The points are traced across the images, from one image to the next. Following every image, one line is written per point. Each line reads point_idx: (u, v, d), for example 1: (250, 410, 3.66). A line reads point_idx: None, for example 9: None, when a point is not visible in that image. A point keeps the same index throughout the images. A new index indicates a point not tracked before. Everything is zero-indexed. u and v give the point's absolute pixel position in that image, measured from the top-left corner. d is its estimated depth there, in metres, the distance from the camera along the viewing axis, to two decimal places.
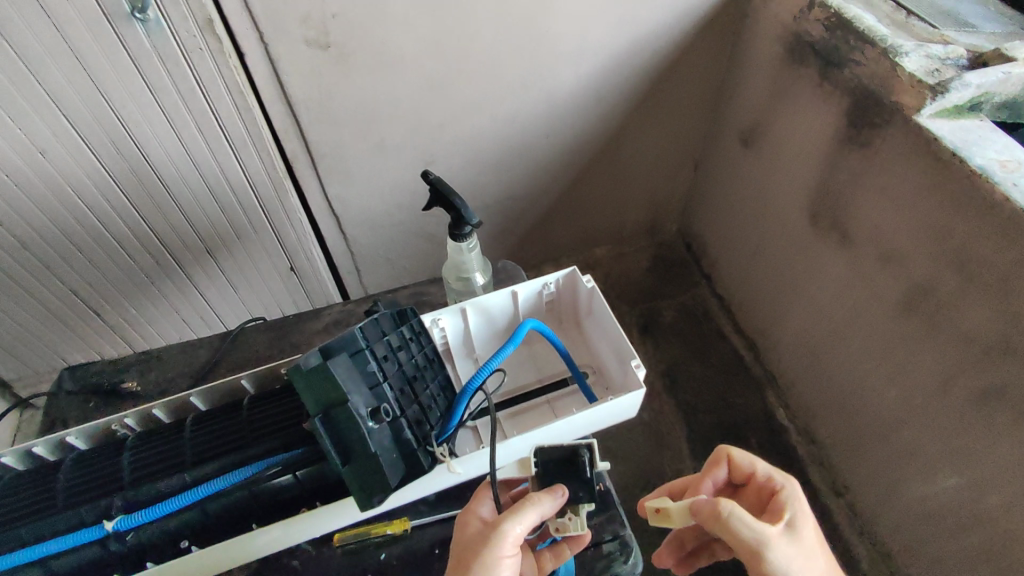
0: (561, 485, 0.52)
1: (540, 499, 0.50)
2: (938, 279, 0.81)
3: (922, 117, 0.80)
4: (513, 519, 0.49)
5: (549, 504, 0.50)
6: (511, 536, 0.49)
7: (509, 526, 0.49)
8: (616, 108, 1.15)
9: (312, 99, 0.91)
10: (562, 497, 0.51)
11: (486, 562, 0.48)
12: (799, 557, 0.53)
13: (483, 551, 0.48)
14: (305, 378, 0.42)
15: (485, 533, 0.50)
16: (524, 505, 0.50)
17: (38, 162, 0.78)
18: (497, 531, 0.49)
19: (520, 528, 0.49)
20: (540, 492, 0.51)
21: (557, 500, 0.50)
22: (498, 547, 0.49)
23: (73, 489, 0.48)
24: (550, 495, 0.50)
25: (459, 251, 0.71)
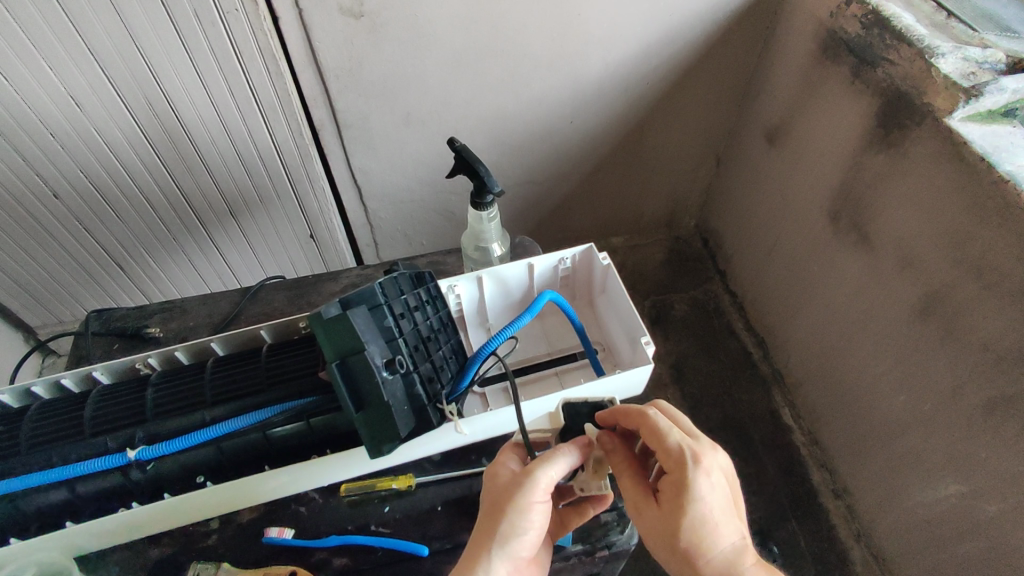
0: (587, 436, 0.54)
1: (569, 448, 0.52)
2: (955, 286, 0.81)
3: (953, 121, 0.79)
4: (545, 465, 0.50)
5: (575, 453, 0.52)
6: (543, 483, 0.50)
7: (541, 472, 0.50)
8: (642, 98, 1.14)
9: (343, 67, 0.92)
10: (586, 446, 0.52)
11: (519, 507, 0.50)
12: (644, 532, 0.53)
13: (515, 496, 0.50)
14: (324, 326, 0.44)
15: (518, 482, 0.51)
16: (555, 454, 0.51)
17: (75, 113, 0.81)
18: (529, 478, 0.50)
19: (552, 476, 0.50)
20: (568, 443, 0.52)
21: (583, 450, 0.52)
22: (531, 493, 0.50)
23: (99, 418, 0.50)
24: (578, 445, 0.52)
25: (479, 221, 0.72)
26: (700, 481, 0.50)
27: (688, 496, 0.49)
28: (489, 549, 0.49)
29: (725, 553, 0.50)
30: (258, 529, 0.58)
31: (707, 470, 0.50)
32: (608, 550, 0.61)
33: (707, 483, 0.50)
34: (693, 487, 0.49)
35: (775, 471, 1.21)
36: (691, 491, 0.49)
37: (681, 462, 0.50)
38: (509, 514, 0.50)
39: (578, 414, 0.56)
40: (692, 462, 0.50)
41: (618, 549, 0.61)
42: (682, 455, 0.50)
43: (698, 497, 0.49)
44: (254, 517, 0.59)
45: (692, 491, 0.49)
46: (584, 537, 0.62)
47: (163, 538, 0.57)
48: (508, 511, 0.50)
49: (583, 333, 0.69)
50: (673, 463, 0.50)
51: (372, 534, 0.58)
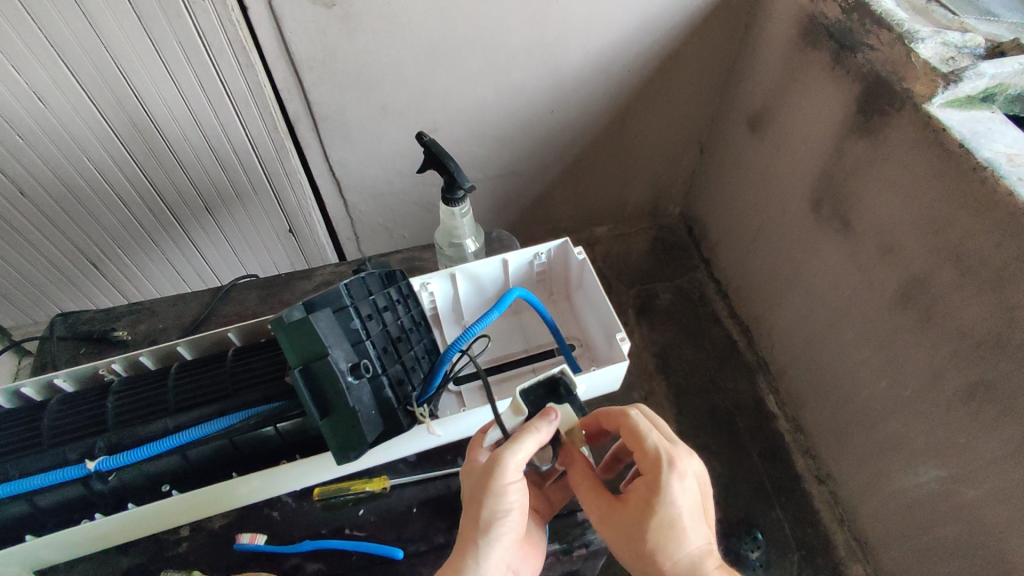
0: (556, 408, 0.51)
1: (536, 425, 0.50)
2: (934, 274, 0.81)
3: (932, 106, 0.78)
4: (511, 448, 0.48)
5: (545, 429, 0.50)
6: (513, 466, 0.49)
7: (510, 456, 0.49)
8: (623, 86, 1.13)
9: (316, 58, 0.89)
10: (557, 420, 0.50)
11: (493, 492, 0.49)
12: (609, 532, 0.55)
13: (488, 484, 0.49)
14: (286, 331, 0.43)
15: (488, 468, 0.49)
16: (522, 434, 0.49)
17: (38, 109, 0.78)
18: (497, 463, 0.49)
19: (522, 457, 0.49)
20: (535, 419, 0.51)
21: (552, 424, 0.50)
22: (501, 476, 0.49)
23: (58, 428, 0.49)
24: (544, 420, 0.50)
25: (451, 217, 0.70)
26: (673, 484, 0.53)
27: (660, 496, 0.52)
28: (475, 543, 0.49)
29: (691, 551, 0.53)
30: (230, 535, 0.57)
31: (677, 471, 0.53)
32: (585, 548, 0.61)
33: (680, 485, 0.53)
34: (665, 487, 0.52)
35: (760, 458, 1.21)
36: (662, 491, 0.52)
37: (657, 463, 0.53)
38: (486, 503, 0.49)
39: (536, 398, 0.54)
40: (666, 466, 0.53)
41: (596, 548, 0.61)
42: (659, 457, 0.53)
43: (670, 498, 0.52)
44: (226, 523, 0.57)
45: (665, 491, 0.52)
46: (561, 535, 0.62)
47: (132, 547, 0.56)
48: (485, 501, 0.49)
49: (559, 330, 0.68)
50: (649, 464, 0.53)
51: (346, 537, 0.57)
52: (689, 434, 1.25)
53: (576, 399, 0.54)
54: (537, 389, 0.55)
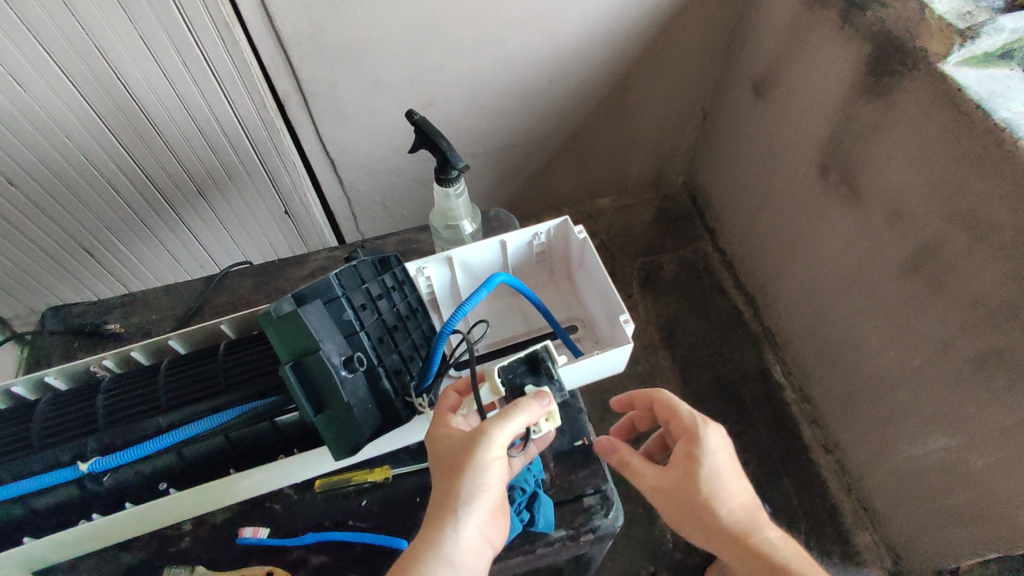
0: (548, 393, 0.50)
1: (526, 403, 0.48)
2: (945, 241, 0.78)
3: (947, 66, 0.75)
4: (500, 421, 0.47)
5: (534, 409, 0.48)
6: (500, 441, 0.47)
7: (497, 432, 0.47)
8: (622, 53, 1.09)
9: (303, 33, 0.86)
10: (547, 402, 0.49)
11: (472, 466, 0.47)
12: (670, 503, 0.57)
13: (472, 458, 0.46)
14: (275, 326, 0.41)
15: (470, 442, 0.47)
16: (511, 411, 0.47)
17: (19, 95, 0.75)
18: (483, 436, 0.47)
19: (509, 433, 0.47)
20: (525, 397, 0.49)
21: (542, 405, 0.49)
22: (485, 450, 0.47)
23: (48, 429, 0.48)
24: (535, 399, 0.49)
25: (446, 197, 0.68)
26: (711, 438, 0.57)
27: (702, 451, 0.56)
28: (455, 515, 0.47)
29: (742, 504, 0.56)
30: (233, 529, 0.57)
31: (713, 428, 0.58)
32: (592, 534, 0.61)
33: (717, 441, 0.57)
34: (707, 444, 0.56)
35: (766, 430, 1.20)
36: (703, 448, 0.56)
37: (693, 423, 0.58)
38: (468, 477, 0.47)
39: (517, 377, 0.52)
40: (702, 424, 0.57)
41: (602, 533, 0.61)
42: (693, 419, 0.58)
43: (710, 452, 0.56)
44: (228, 517, 0.57)
45: (706, 447, 0.56)
46: (566, 522, 0.61)
47: (134, 543, 0.56)
48: (465, 474, 0.47)
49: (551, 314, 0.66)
50: (686, 428, 0.58)
51: (349, 529, 0.56)
52: (695, 407, 1.24)
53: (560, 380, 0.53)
54: (518, 367, 0.53)
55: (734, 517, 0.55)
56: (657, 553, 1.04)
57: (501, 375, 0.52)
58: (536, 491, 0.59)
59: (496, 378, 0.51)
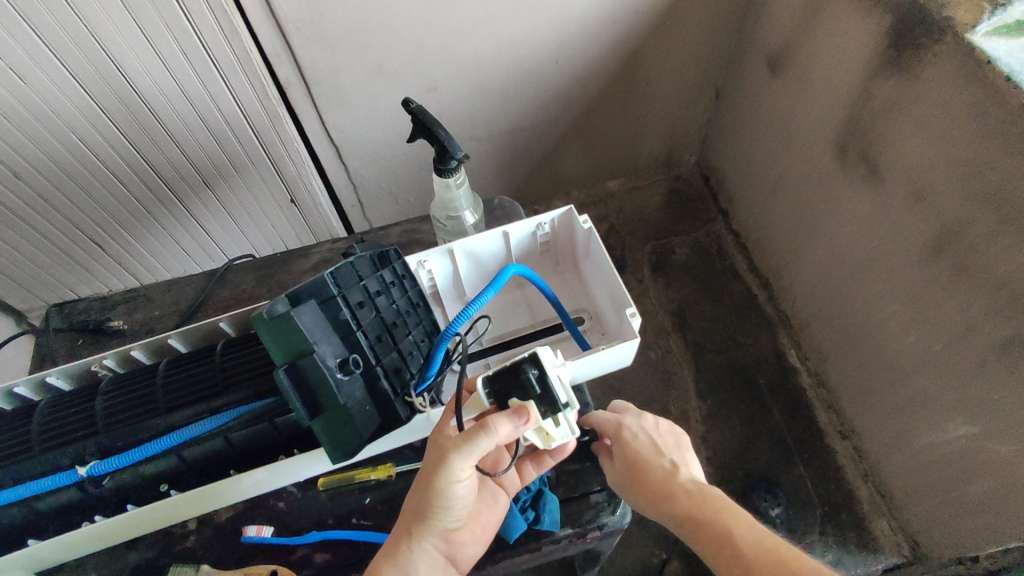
0: (529, 409, 0.47)
1: (495, 423, 0.46)
2: (969, 223, 0.75)
3: (976, 36, 0.71)
4: (460, 447, 0.45)
5: (504, 434, 0.46)
6: (461, 464, 0.46)
7: (461, 454, 0.46)
8: (632, 30, 1.05)
9: (302, 18, 0.84)
10: (520, 426, 0.46)
11: (434, 484, 0.47)
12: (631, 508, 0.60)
13: (435, 476, 0.47)
14: (267, 327, 0.42)
15: (434, 458, 0.47)
16: (473, 436, 0.45)
17: (20, 89, 0.73)
18: (443, 459, 0.46)
19: (470, 457, 0.46)
20: (499, 415, 0.46)
21: (514, 430, 0.46)
22: (446, 471, 0.46)
23: (46, 432, 0.48)
24: (505, 420, 0.46)
25: (447, 188, 0.67)
26: (629, 432, 0.60)
27: (621, 446, 0.59)
28: (418, 524, 0.48)
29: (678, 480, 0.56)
30: (237, 527, 0.57)
31: (625, 420, 0.61)
32: (599, 531, 0.60)
33: (633, 433, 0.60)
34: (626, 435, 0.59)
35: (781, 415, 1.18)
36: (626, 439, 0.59)
37: (609, 428, 0.61)
38: (429, 494, 0.47)
39: (499, 389, 0.49)
40: (617, 424, 0.60)
41: (610, 530, 0.60)
42: (612, 420, 0.61)
43: (627, 444, 0.59)
44: (232, 516, 0.58)
45: (623, 441, 0.59)
46: (573, 519, 0.61)
47: (140, 542, 0.57)
48: (426, 490, 0.47)
49: (561, 304, 0.64)
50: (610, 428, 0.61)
51: (354, 527, 0.57)
52: (706, 393, 1.23)
53: (544, 393, 0.48)
54: (502, 377, 0.50)
55: (671, 499, 0.55)
56: (669, 541, 1.03)
57: (486, 387, 0.50)
58: (542, 488, 0.61)
59: (483, 393, 0.50)
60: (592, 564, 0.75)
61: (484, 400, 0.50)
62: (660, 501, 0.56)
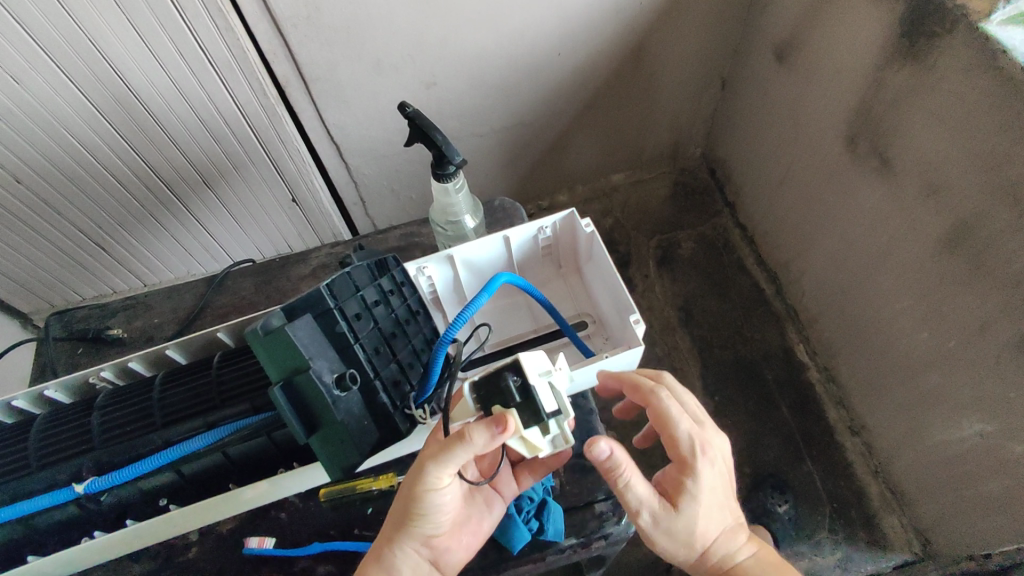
0: (507, 416, 0.45)
1: (467, 430, 0.45)
2: (985, 216, 0.73)
3: (991, 25, 0.69)
4: (437, 454, 0.45)
5: (479, 443, 0.45)
6: (435, 469, 0.46)
7: (437, 462, 0.46)
8: (636, 20, 1.03)
9: (299, 14, 0.82)
10: (498, 437, 0.44)
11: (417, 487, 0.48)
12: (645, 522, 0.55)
13: (416, 481, 0.47)
14: (263, 343, 0.42)
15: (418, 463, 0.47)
16: (448, 444, 0.45)
17: (15, 91, 0.72)
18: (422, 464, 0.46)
19: (446, 464, 0.46)
20: (473, 422, 0.45)
21: (491, 440, 0.44)
22: (424, 477, 0.47)
23: (45, 451, 0.50)
24: (473, 424, 0.45)
25: (445, 193, 0.66)
26: (705, 470, 0.51)
27: (690, 482, 0.50)
28: (401, 528, 0.49)
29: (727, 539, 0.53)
30: (240, 537, 0.58)
31: (705, 446, 0.51)
32: (604, 540, 0.59)
33: (709, 470, 0.51)
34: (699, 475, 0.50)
35: (789, 411, 1.17)
36: (699, 479, 0.50)
37: (687, 451, 0.50)
38: (412, 497, 0.48)
39: (483, 394, 0.48)
40: (697, 454, 0.50)
41: (615, 539, 0.59)
42: (690, 445, 0.51)
43: (699, 484, 0.50)
44: (234, 527, 0.58)
45: (693, 478, 0.50)
46: (577, 529, 0.60)
47: (144, 554, 0.58)
48: (408, 493, 0.48)
49: (553, 309, 0.64)
50: (682, 452, 0.51)
51: (356, 538, 0.57)
52: (713, 389, 1.21)
53: (525, 401, 0.46)
54: (487, 385, 0.48)
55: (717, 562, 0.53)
56: None
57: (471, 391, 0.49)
58: (546, 498, 0.60)
59: (468, 398, 0.49)
60: (598, 567, 0.74)
61: (469, 405, 0.49)
62: (706, 559, 0.53)
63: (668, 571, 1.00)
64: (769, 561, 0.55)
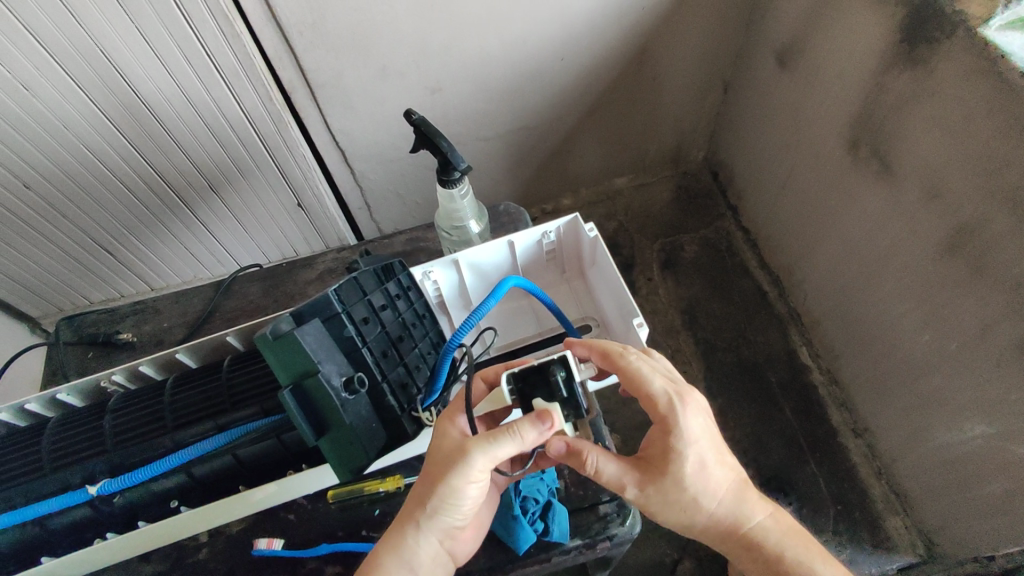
0: (553, 413, 0.46)
1: (520, 427, 0.45)
2: (985, 219, 0.73)
3: (988, 31, 0.70)
4: (488, 446, 0.45)
5: (531, 436, 0.45)
6: (482, 466, 0.45)
7: (480, 455, 0.45)
8: (638, 26, 1.04)
9: (305, 22, 0.83)
10: (548, 430, 0.45)
11: (448, 484, 0.46)
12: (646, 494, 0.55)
13: (451, 475, 0.45)
14: (273, 348, 0.43)
15: (453, 458, 0.46)
16: (499, 438, 0.45)
17: (25, 98, 0.73)
18: (465, 458, 0.45)
19: (492, 458, 0.45)
20: (523, 420, 0.46)
21: (541, 434, 0.45)
22: (464, 471, 0.45)
23: (57, 450, 0.51)
24: (531, 425, 0.45)
25: (451, 199, 0.67)
26: (689, 421, 0.51)
27: (678, 436, 0.51)
28: (423, 524, 0.47)
29: (731, 496, 0.55)
30: (249, 538, 0.59)
31: (681, 394, 0.52)
32: (609, 542, 0.60)
33: (693, 419, 0.52)
34: (679, 432, 0.51)
35: (793, 413, 1.17)
36: (683, 434, 0.51)
37: (669, 407, 0.51)
38: (442, 492, 0.46)
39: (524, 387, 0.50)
40: (677, 405, 0.51)
41: (619, 540, 0.60)
42: (667, 403, 0.51)
43: (686, 437, 0.51)
44: (244, 528, 0.59)
45: (681, 432, 0.51)
46: (582, 530, 0.61)
47: (154, 555, 0.58)
48: (439, 489, 0.46)
49: (560, 312, 0.64)
50: (661, 411, 0.52)
51: (363, 539, 0.58)
52: (717, 392, 1.22)
53: (571, 397, 0.50)
54: (529, 376, 0.51)
55: (726, 521, 0.55)
56: (681, 541, 1.03)
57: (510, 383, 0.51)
58: (550, 499, 0.60)
59: (506, 389, 0.50)
60: (604, 568, 0.74)
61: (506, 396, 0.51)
62: (716, 520, 0.55)
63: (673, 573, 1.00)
64: (780, 517, 0.57)
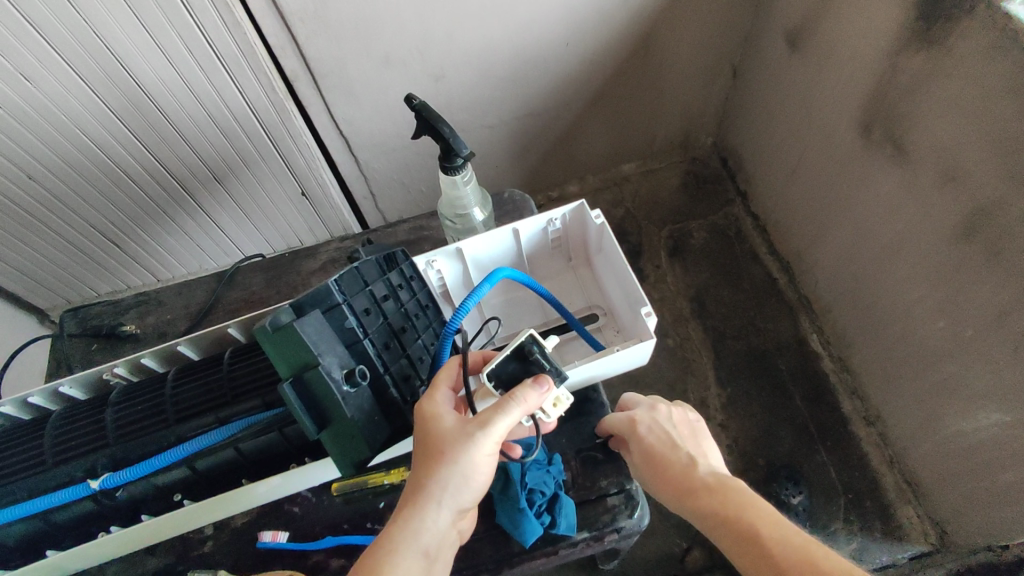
0: (546, 376, 0.48)
1: (523, 392, 0.47)
2: (1002, 204, 0.71)
3: (1012, 7, 0.68)
4: (501, 415, 0.46)
5: (534, 398, 0.47)
6: (495, 434, 0.46)
7: (492, 426, 0.46)
8: (645, 8, 1.01)
9: (306, 9, 0.81)
10: (547, 388, 0.47)
11: (461, 460, 0.46)
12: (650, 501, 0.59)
13: (468, 449, 0.46)
14: (271, 339, 0.43)
15: (464, 436, 0.46)
16: (508, 403, 0.46)
17: (26, 90, 0.72)
18: (480, 431, 0.46)
19: (505, 426, 0.47)
20: (521, 386, 0.47)
21: (541, 393, 0.47)
22: (478, 443, 0.46)
23: (58, 445, 0.50)
24: (533, 388, 0.47)
25: (453, 186, 0.66)
26: (646, 427, 0.60)
27: (636, 436, 0.60)
28: (435, 506, 0.46)
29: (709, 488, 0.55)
30: (254, 531, 0.59)
31: (642, 411, 0.62)
32: (617, 534, 0.60)
33: (651, 427, 0.60)
34: (642, 430, 0.60)
35: (803, 402, 1.16)
36: (639, 434, 0.60)
37: (629, 419, 0.61)
38: (457, 469, 0.46)
39: (507, 378, 0.50)
40: (633, 416, 0.61)
41: (627, 533, 0.60)
42: (626, 415, 0.62)
43: (644, 437, 0.59)
44: (248, 521, 0.59)
45: (639, 433, 0.60)
46: (590, 523, 0.60)
47: (160, 547, 0.59)
48: (454, 468, 0.46)
49: (562, 306, 0.64)
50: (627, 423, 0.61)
51: (367, 532, 0.58)
52: (726, 380, 1.21)
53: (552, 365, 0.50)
54: (507, 364, 0.50)
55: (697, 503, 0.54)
56: (690, 530, 1.02)
57: (492, 380, 0.50)
58: (557, 492, 0.59)
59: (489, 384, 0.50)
60: (614, 558, 0.74)
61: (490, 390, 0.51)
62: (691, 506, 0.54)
63: (681, 563, 1.00)
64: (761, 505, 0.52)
